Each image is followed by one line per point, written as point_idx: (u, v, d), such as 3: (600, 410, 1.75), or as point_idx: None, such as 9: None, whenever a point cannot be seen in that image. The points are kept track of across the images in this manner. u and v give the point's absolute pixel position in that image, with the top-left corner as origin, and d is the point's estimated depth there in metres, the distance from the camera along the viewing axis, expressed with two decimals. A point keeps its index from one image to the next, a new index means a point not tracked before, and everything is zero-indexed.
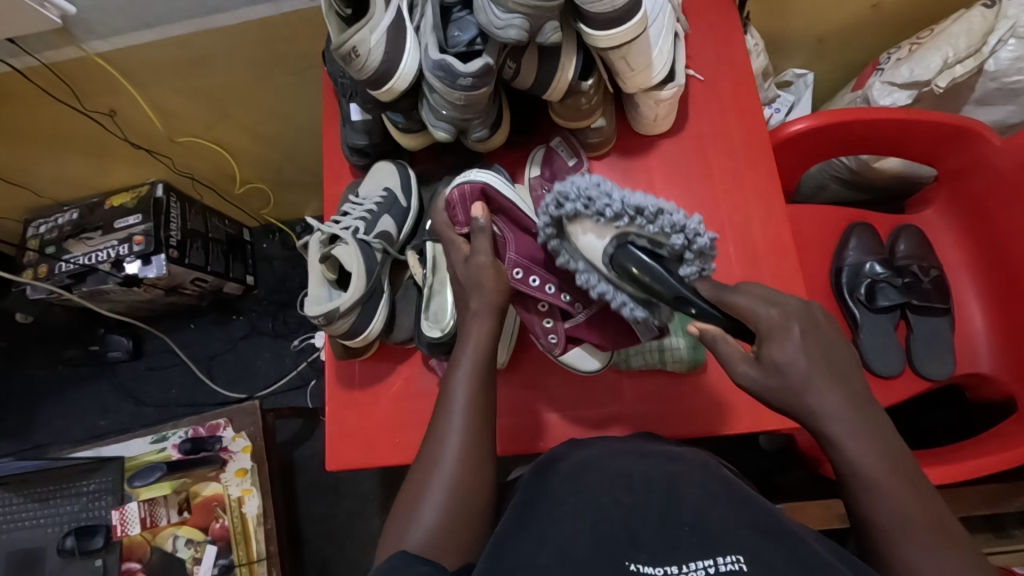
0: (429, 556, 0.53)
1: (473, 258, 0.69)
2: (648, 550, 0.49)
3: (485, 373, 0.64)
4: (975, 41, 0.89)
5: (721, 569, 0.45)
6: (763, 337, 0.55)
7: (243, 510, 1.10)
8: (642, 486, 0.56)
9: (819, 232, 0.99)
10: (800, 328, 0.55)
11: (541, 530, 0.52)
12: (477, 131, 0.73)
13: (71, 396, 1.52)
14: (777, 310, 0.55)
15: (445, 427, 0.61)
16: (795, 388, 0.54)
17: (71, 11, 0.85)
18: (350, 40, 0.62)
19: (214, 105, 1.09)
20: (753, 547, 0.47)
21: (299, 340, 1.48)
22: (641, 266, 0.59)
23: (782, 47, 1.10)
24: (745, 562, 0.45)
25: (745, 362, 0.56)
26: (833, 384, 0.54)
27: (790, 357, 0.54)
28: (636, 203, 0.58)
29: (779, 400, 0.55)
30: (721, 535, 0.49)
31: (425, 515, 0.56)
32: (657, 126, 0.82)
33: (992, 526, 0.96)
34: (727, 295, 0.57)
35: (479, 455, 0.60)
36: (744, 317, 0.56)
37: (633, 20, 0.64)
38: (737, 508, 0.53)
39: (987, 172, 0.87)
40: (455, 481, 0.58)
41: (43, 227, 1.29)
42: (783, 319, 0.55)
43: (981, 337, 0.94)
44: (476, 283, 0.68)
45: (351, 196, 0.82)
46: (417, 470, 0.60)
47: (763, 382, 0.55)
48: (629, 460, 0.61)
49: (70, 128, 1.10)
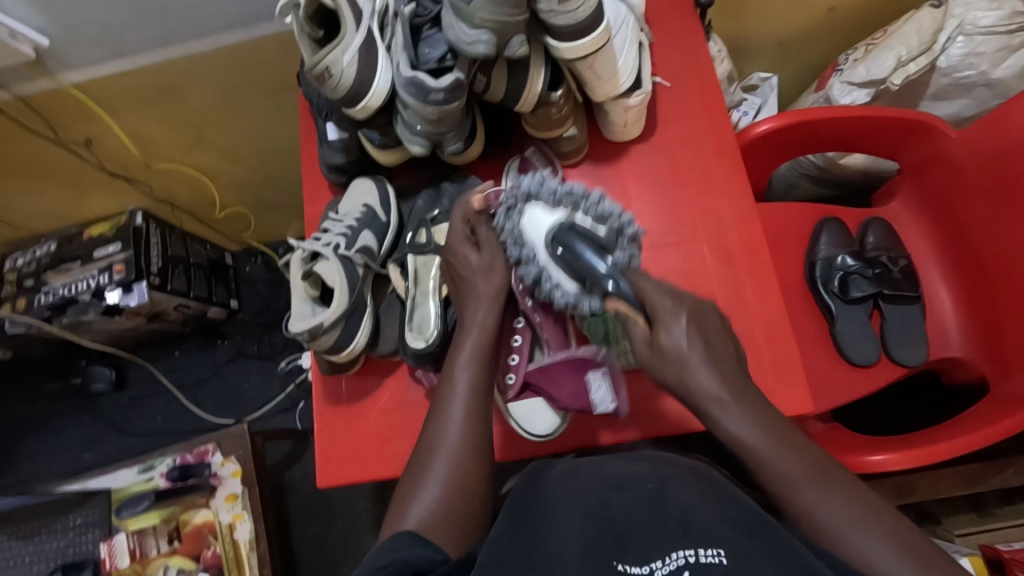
0: (423, 535, 0.54)
1: (484, 246, 0.73)
2: (634, 549, 0.51)
3: (484, 360, 0.67)
4: (926, 39, 0.94)
5: (701, 560, 0.47)
6: (655, 321, 0.60)
7: (235, 535, 1.08)
8: (632, 486, 0.58)
9: (792, 228, 1.02)
10: (689, 316, 0.60)
11: (537, 534, 0.53)
12: (452, 144, 0.75)
13: (53, 430, 1.50)
14: (671, 301, 0.61)
15: (445, 413, 0.63)
16: (675, 365, 0.59)
17: (44, 44, 0.85)
18: (323, 60, 0.64)
19: (191, 130, 1.09)
20: (734, 542, 0.48)
21: (286, 361, 1.47)
22: (573, 248, 0.66)
23: (746, 52, 1.14)
24: (726, 556, 0.47)
25: (642, 341, 0.61)
26: (704, 365, 0.58)
27: (676, 340, 0.59)
28: (574, 190, 0.70)
29: (667, 380, 0.60)
30: (705, 533, 0.50)
31: (421, 504, 0.57)
32: (628, 132, 0.84)
33: (974, 505, 0.99)
34: (639, 281, 0.63)
35: (474, 448, 0.61)
36: (643, 301, 0.61)
37: (596, 32, 0.66)
38: (729, 509, 0.53)
39: (945, 162, 0.90)
40: (455, 467, 0.59)
41: (21, 259, 1.28)
42: (673, 307, 0.60)
43: (950, 320, 0.98)
44: (488, 271, 0.72)
45: (332, 212, 0.83)
46: (415, 460, 0.62)
47: (645, 356, 0.61)
48: (621, 463, 0.64)
49: (46, 160, 1.10)
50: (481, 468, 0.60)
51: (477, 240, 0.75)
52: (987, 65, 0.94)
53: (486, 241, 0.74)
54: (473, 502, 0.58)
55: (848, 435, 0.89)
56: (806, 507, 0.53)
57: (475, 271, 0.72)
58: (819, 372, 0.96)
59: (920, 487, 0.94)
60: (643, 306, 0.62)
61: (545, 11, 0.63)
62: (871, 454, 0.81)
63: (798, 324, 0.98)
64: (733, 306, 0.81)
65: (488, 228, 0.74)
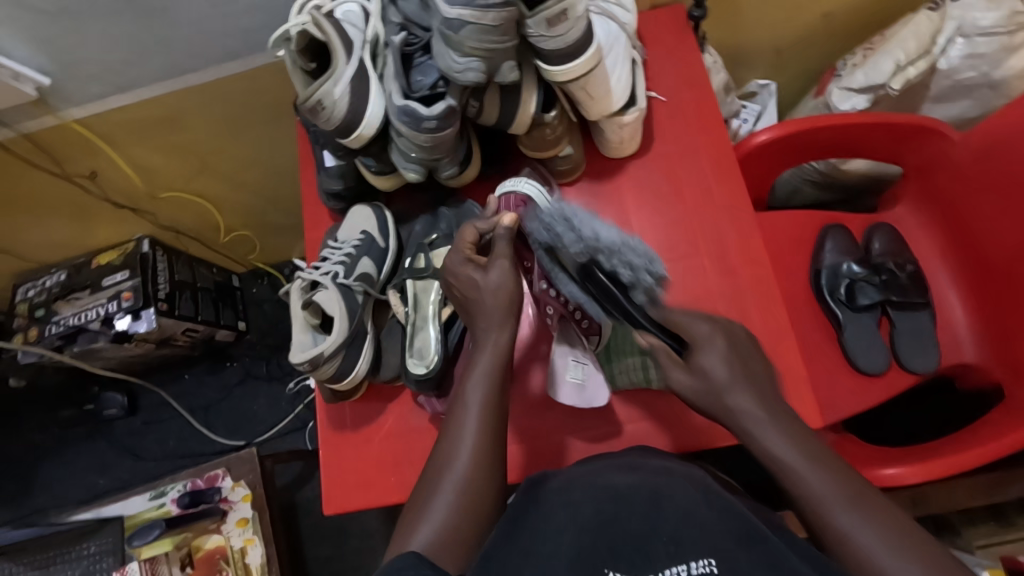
0: (431, 555, 0.53)
1: (491, 267, 0.66)
2: (628, 557, 0.51)
3: (500, 380, 0.64)
4: (925, 42, 0.92)
5: (694, 572, 0.48)
6: (694, 347, 0.62)
7: (247, 560, 1.08)
8: (627, 497, 0.56)
9: (796, 237, 1.01)
10: (724, 342, 0.62)
11: (524, 545, 0.52)
12: (447, 169, 0.75)
13: (68, 458, 1.51)
14: (708, 327, 0.63)
15: (460, 431, 0.61)
16: (718, 392, 0.60)
17: (46, 83, 0.87)
18: (315, 94, 0.64)
19: (193, 159, 1.11)
20: (727, 550, 0.49)
21: (294, 382, 1.48)
22: (601, 280, 0.63)
23: (743, 61, 1.13)
24: (716, 565, 0.48)
25: (678, 369, 0.63)
26: (743, 388, 0.59)
27: (713, 365, 0.60)
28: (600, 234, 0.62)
29: (706, 405, 0.61)
30: (695, 541, 0.50)
31: (428, 525, 0.56)
32: (624, 149, 0.84)
33: (994, 514, 0.97)
34: (667, 314, 0.64)
35: (489, 473, 0.59)
36: (682, 329, 0.63)
37: (586, 54, 0.66)
38: (722, 519, 0.53)
39: (951, 167, 0.89)
40: (464, 491, 0.58)
41: (32, 291, 1.30)
42: (710, 334, 0.62)
43: (963, 326, 0.95)
44: (493, 291, 0.65)
45: (330, 240, 0.83)
46: (426, 478, 0.61)
47: (692, 388, 0.61)
48: (617, 470, 0.61)
49: (52, 192, 1.12)
50: (495, 489, 0.59)
51: (484, 262, 0.68)
52: (988, 66, 0.92)
53: (498, 256, 0.66)
54: (482, 515, 0.57)
55: (862, 447, 0.88)
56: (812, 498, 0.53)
57: (481, 289, 0.66)
58: (828, 382, 0.94)
59: (935, 496, 0.93)
60: (678, 332, 0.64)
61: (532, 36, 0.64)
62: (886, 467, 0.80)
63: (805, 334, 0.96)
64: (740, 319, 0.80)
65: (507, 243, 0.67)
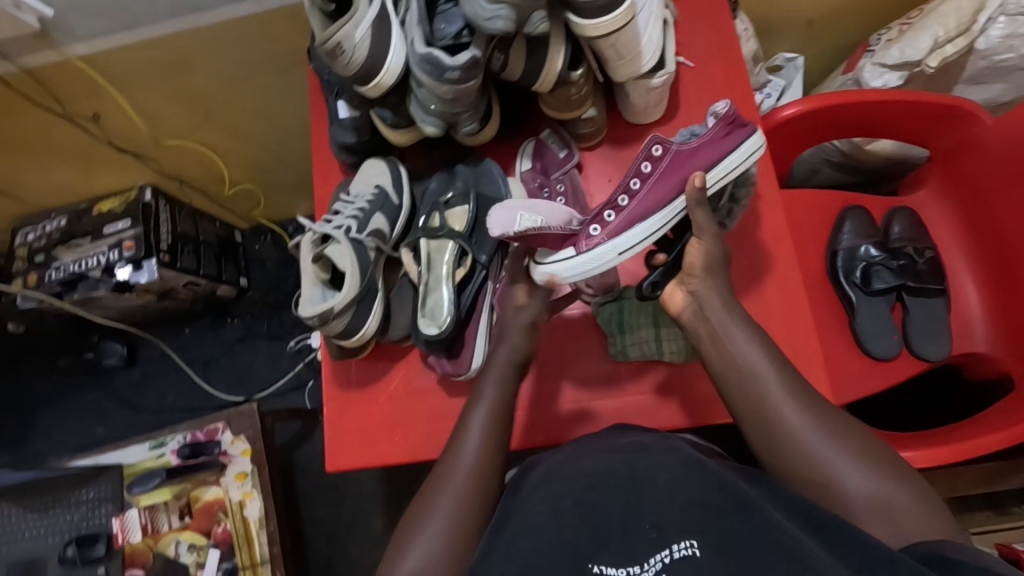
0: None
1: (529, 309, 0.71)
2: (611, 547, 0.49)
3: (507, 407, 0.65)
4: (966, 19, 0.88)
5: (676, 556, 0.47)
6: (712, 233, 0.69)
7: (245, 513, 1.09)
8: (604, 481, 0.54)
9: (816, 217, 0.99)
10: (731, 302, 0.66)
11: (508, 541, 0.52)
12: (467, 125, 0.72)
13: (66, 406, 1.51)
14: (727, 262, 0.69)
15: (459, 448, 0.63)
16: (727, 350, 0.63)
17: (49, 14, 0.83)
18: (335, 36, 0.61)
19: (199, 106, 1.07)
20: (705, 530, 0.48)
21: (295, 341, 1.47)
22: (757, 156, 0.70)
23: (773, 32, 1.09)
24: (697, 548, 0.47)
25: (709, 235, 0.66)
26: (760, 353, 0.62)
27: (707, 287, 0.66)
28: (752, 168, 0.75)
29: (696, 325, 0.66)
30: (676, 522, 0.49)
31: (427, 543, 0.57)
32: (649, 113, 0.81)
33: (991, 504, 0.98)
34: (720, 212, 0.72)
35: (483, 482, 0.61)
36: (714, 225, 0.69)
37: (621, 8, 0.63)
38: (704, 491, 0.51)
39: (980, 151, 0.87)
40: (460, 504, 0.60)
41: (32, 235, 1.27)
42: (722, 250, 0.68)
43: (977, 314, 0.94)
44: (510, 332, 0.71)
45: (342, 194, 0.81)
46: (425, 492, 0.62)
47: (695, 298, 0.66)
48: (601, 450, 0.60)
49: (53, 134, 1.08)
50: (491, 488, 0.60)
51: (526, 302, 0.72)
52: None
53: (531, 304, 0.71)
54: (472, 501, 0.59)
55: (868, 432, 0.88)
56: (829, 481, 0.54)
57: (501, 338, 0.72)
58: (839, 365, 0.93)
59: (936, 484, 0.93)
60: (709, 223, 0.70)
61: None
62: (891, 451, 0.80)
63: (818, 315, 0.95)
64: (755, 295, 0.79)
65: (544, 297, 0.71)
